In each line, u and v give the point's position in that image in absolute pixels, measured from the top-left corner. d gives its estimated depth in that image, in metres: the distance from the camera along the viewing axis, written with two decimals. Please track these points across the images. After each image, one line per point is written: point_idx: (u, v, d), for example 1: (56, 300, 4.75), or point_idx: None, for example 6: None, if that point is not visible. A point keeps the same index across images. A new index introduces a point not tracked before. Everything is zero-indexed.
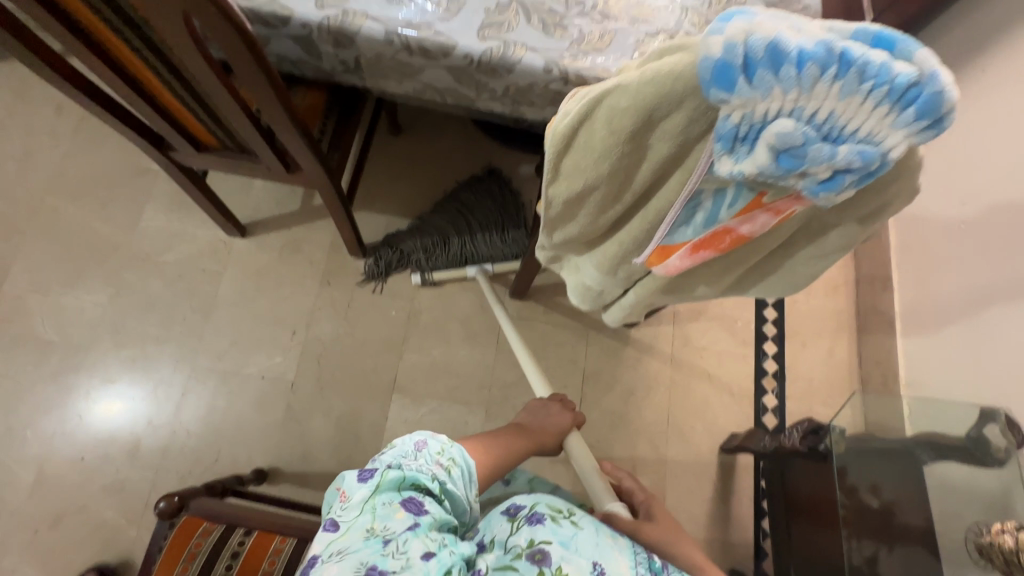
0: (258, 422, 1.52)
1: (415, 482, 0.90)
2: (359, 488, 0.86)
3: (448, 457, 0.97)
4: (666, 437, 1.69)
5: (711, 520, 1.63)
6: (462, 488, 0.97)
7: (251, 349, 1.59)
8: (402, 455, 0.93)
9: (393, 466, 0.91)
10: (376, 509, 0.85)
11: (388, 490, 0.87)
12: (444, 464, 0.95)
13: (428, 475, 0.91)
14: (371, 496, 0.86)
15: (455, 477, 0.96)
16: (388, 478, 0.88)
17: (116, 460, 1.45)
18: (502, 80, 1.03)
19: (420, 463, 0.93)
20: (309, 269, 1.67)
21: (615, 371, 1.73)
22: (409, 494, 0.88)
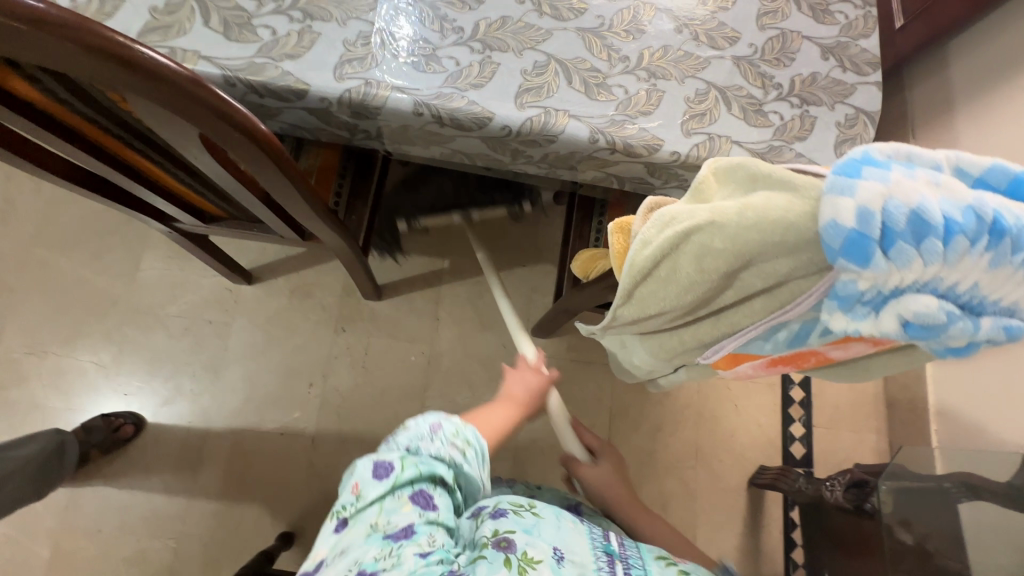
0: (280, 481, 1.47)
1: (429, 474, 0.81)
2: (374, 477, 0.80)
3: (464, 443, 0.86)
4: (695, 472, 1.67)
5: (742, 555, 1.63)
6: (474, 471, 0.86)
7: (267, 404, 1.52)
8: (417, 440, 0.83)
9: (407, 454, 0.82)
10: (387, 500, 0.78)
11: (403, 482, 0.79)
12: (458, 450, 0.85)
13: (442, 466, 0.82)
14: (384, 486, 0.79)
15: (467, 461, 0.85)
16: (403, 472, 0.80)
17: (134, 530, 1.40)
18: (541, 148, 0.94)
19: (436, 452, 0.83)
20: (321, 315, 1.59)
21: (642, 407, 1.69)
22: (421, 487, 0.81)
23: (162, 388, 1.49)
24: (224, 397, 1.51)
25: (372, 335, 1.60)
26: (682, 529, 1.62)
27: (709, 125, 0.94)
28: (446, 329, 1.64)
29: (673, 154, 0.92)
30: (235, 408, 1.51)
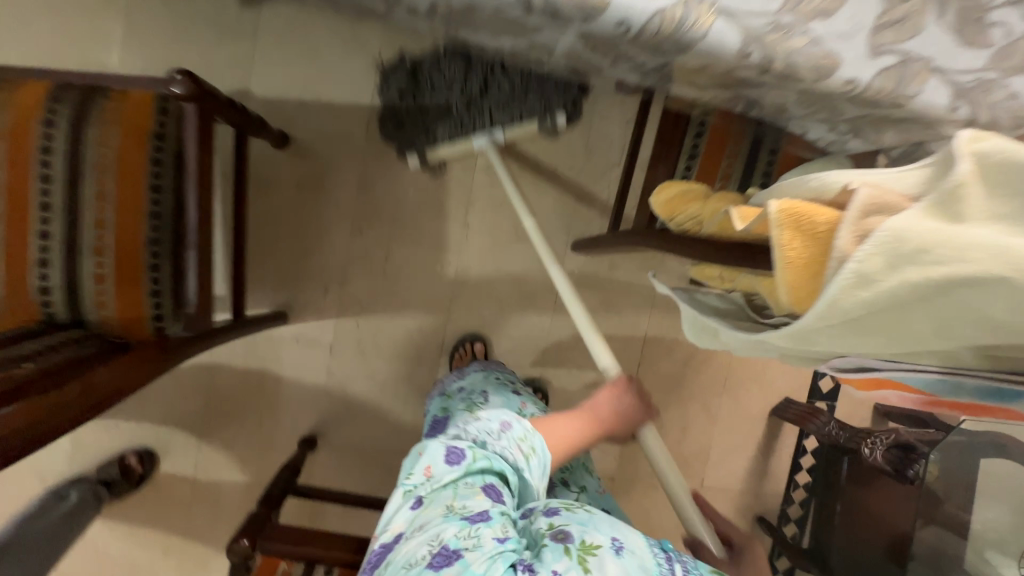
0: (299, 385, 1.43)
1: (500, 463, 0.74)
2: (447, 464, 0.74)
3: (530, 440, 0.77)
4: (720, 399, 1.64)
5: (749, 474, 1.69)
6: (536, 480, 0.75)
7: (280, 309, 1.40)
8: (490, 435, 0.78)
9: (481, 445, 0.76)
10: (459, 484, 0.72)
11: (477, 469, 0.73)
12: (524, 453, 0.75)
13: (513, 463, 0.75)
14: (455, 474, 0.72)
15: (532, 464, 0.75)
16: (475, 460, 0.74)
17: (156, 423, 1.37)
18: (661, 56, 0.68)
19: (505, 445, 0.76)
20: (335, 212, 1.39)
21: (678, 334, 1.59)
22: (493, 476, 0.73)
23: None
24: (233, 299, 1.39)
25: (392, 240, 1.42)
26: (696, 450, 1.65)
27: (906, 40, 0.60)
28: (476, 238, 1.45)
29: (847, 82, 0.65)
30: (245, 312, 1.39)
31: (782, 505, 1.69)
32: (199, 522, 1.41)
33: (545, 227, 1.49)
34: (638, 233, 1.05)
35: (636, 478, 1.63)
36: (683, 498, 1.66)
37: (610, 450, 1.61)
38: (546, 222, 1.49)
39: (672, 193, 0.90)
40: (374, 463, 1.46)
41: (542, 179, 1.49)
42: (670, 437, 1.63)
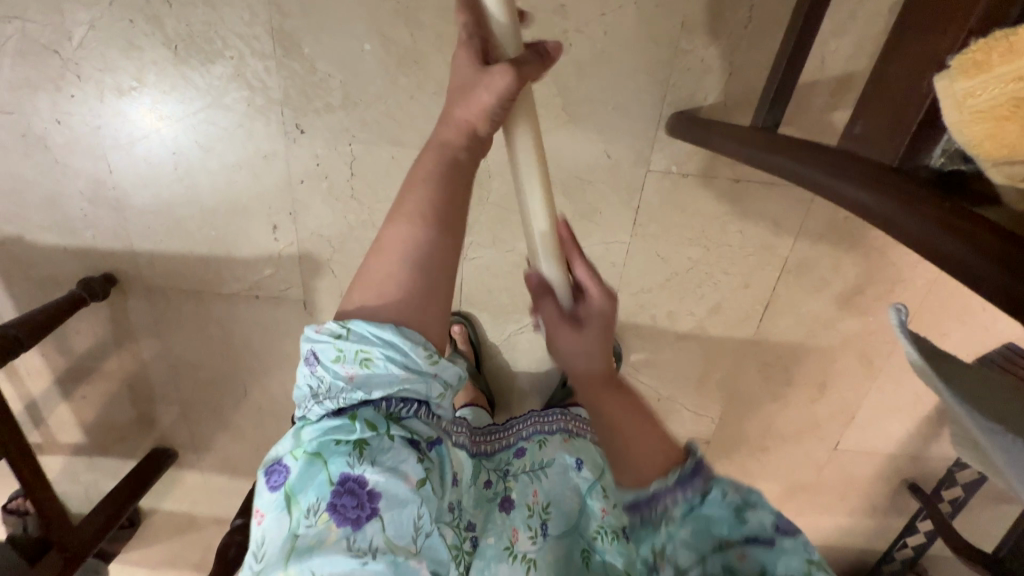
0: (279, 350, 1.07)
1: (337, 440, 0.44)
2: (269, 494, 0.44)
3: (353, 346, 0.44)
4: (891, 348, 1.07)
5: (911, 438, 1.19)
6: (399, 384, 0.44)
7: (220, 257, 0.96)
8: (307, 398, 0.46)
9: (305, 422, 0.46)
10: (296, 521, 0.43)
11: (315, 476, 0.43)
12: (357, 372, 0.44)
13: (352, 417, 0.44)
14: (286, 510, 0.43)
15: (372, 378, 0.44)
16: (301, 467, 0.44)
17: (130, 391, 1.13)
18: None
19: (330, 402, 0.45)
20: (250, 98, 0.82)
21: (839, 258, 0.96)
22: (340, 468, 0.43)
23: (48, 232, 0.93)
24: (151, 246, 0.95)
25: (355, 141, 0.85)
26: (837, 410, 1.15)
27: None
28: None
29: None
30: (174, 263, 0.97)
31: (952, 473, 1.22)
32: (217, 482, 1.27)
33: (618, 91, 0.81)
34: (840, 168, 0.40)
35: (741, 439, 1.20)
36: (806, 461, 1.23)
37: (709, 412, 1.16)
38: (622, 81, 0.81)
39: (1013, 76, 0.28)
40: None
41: None
42: (801, 394, 1.13)
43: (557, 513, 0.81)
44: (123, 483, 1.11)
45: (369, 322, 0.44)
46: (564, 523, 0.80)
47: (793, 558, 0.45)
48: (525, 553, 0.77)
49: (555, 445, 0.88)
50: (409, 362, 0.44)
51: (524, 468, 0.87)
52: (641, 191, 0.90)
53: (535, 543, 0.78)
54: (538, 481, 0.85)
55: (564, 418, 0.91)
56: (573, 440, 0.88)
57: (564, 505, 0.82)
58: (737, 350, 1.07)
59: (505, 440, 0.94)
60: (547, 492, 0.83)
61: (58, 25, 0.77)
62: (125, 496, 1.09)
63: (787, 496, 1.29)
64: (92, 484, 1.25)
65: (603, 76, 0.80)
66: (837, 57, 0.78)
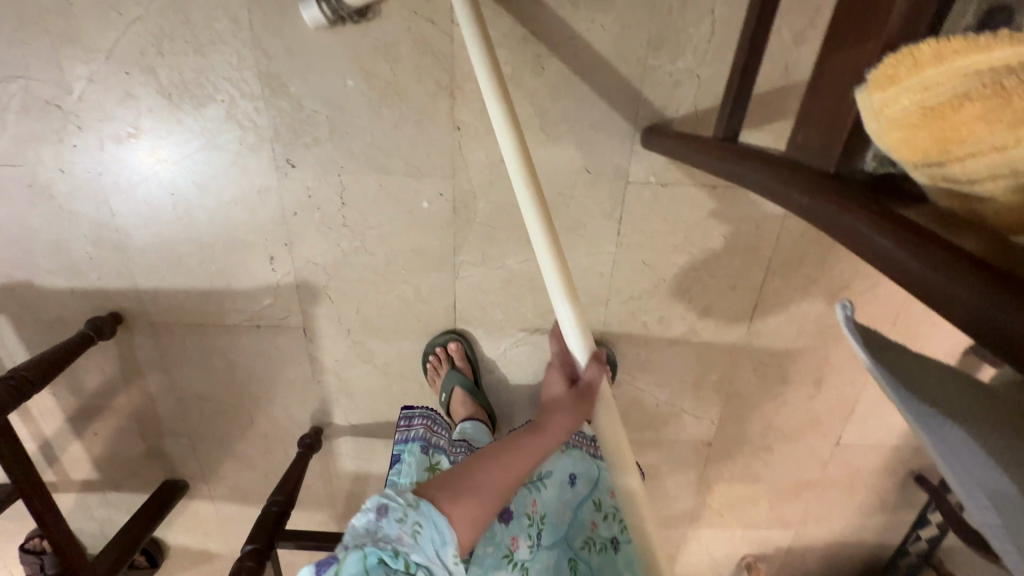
0: (281, 377, 1.09)
1: (381, 566, 0.51)
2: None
3: (416, 515, 0.54)
4: None
5: (912, 428, 1.20)
6: (437, 556, 0.54)
7: (221, 289, 0.99)
8: (357, 533, 0.53)
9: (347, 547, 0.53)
10: None
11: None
12: (408, 538, 0.53)
13: (397, 554, 0.52)
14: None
15: (418, 544, 0.53)
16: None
17: (140, 426, 1.16)
18: None
19: (381, 543, 0.52)
20: (243, 138, 0.86)
21: (822, 254, 0.99)
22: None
23: (56, 275, 0.97)
24: (154, 283, 0.98)
25: (344, 172, 0.88)
26: (835, 405, 1.16)
27: None
28: (477, 147, 0.87)
29: None
30: (176, 298, 1.00)
31: None
32: (228, 511, 1.29)
33: (592, 109, 0.85)
34: (797, 173, 0.42)
35: (742, 439, 1.21)
36: (810, 457, 1.24)
37: (708, 414, 1.17)
38: (595, 100, 0.84)
39: (921, 87, 0.30)
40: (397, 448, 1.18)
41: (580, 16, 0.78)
42: (798, 392, 1.14)
43: (551, 525, 0.82)
44: (137, 515, 1.13)
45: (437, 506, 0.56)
46: (556, 534, 0.82)
47: None
48: (523, 561, 0.78)
49: (554, 453, 0.87)
50: (451, 545, 0.55)
51: (523, 477, 0.85)
52: (622, 202, 0.92)
53: (533, 551, 0.79)
54: (536, 492, 0.83)
55: None
56: (571, 450, 0.86)
57: (557, 518, 0.83)
58: (729, 351, 1.09)
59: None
60: (545, 504, 0.82)
61: (59, 80, 0.82)
62: (139, 528, 1.11)
63: (795, 494, 1.30)
64: (106, 519, 1.28)
65: (576, 96, 0.84)
66: (800, 63, 0.81)
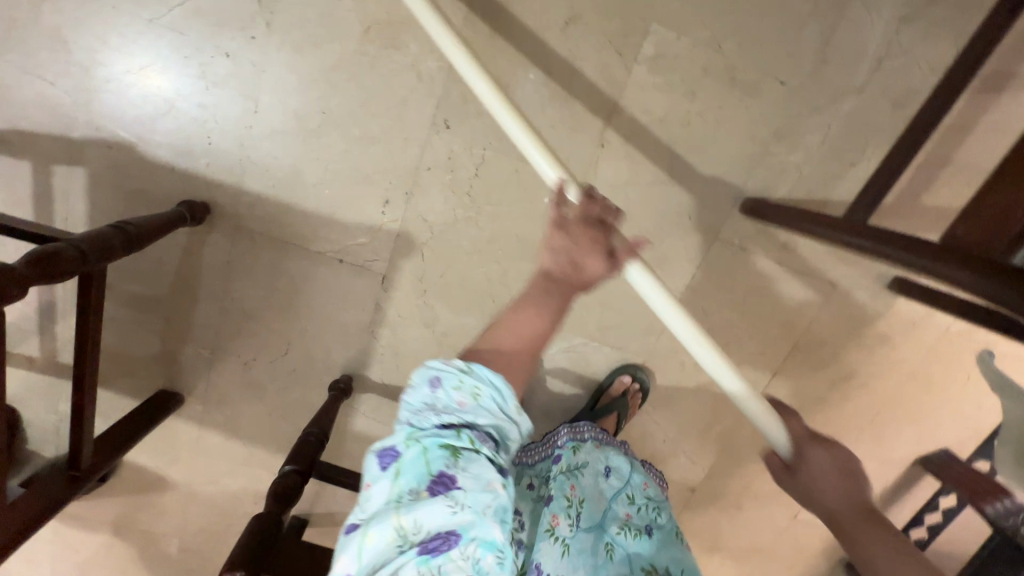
0: (337, 316, 1.10)
1: (442, 444, 0.53)
2: (381, 476, 0.53)
3: (471, 383, 0.56)
4: (859, 436, 1.26)
5: None
6: (496, 419, 0.56)
7: (321, 216, 1.01)
8: (418, 410, 0.56)
9: (414, 427, 0.55)
10: (400, 497, 0.51)
11: (419, 466, 0.52)
12: (467, 400, 0.55)
13: (460, 432, 0.55)
14: (391, 483, 0.52)
15: (479, 409, 0.56)
16: (410, 455, 0.53)
17: (163, 324, 1.10)
18: None
19: (441, 415, 0.55)
20: (415, 86, 0.93)
21: (838, 347, 1.17)
22: (439, 464, 0.52)
23: (165, 147, 0.96)
24: (259, 188, 0.99)
25: (489, 148, 0.97)
26: None
27: None
28: (610, 167, 0.99)
29: None
30: (272, 209, 1.00)
31: None
32: (210, 440, 1.21)
33: (712, 169, 0.99)
34: (953, 259, 0.58)
35: (719, 492, 1.34)
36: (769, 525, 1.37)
37: (702, 462, 1.29)
38: (717, 163, 0.99)
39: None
40: None
41: (733, 93, 0.94)
42: None
43: (588, 510, 0.86)
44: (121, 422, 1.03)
45: (489, 373, 0.57)
46: (592, 518, 0.85)
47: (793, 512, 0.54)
48: (564, 537, 0.82)
49: (588, 449, 0.96)
50: (503, 405, 0.57)
51: (560, 468, 0.92)
52: (704, 252, 1.06)
53: (572, 530, 0.82)
54: (575, 478, 0.90)
55: (592, 428, 1.01)
56: (603, 446, 0.98)
57: (594, 505, 0.87)
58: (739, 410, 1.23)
59: (544, 451, 1.00)
60: (583, 489, 0.89)
61: None
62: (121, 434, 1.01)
63: (745, 560, 1.41)
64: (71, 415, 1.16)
65: (704, 153, 0.98)
66: None
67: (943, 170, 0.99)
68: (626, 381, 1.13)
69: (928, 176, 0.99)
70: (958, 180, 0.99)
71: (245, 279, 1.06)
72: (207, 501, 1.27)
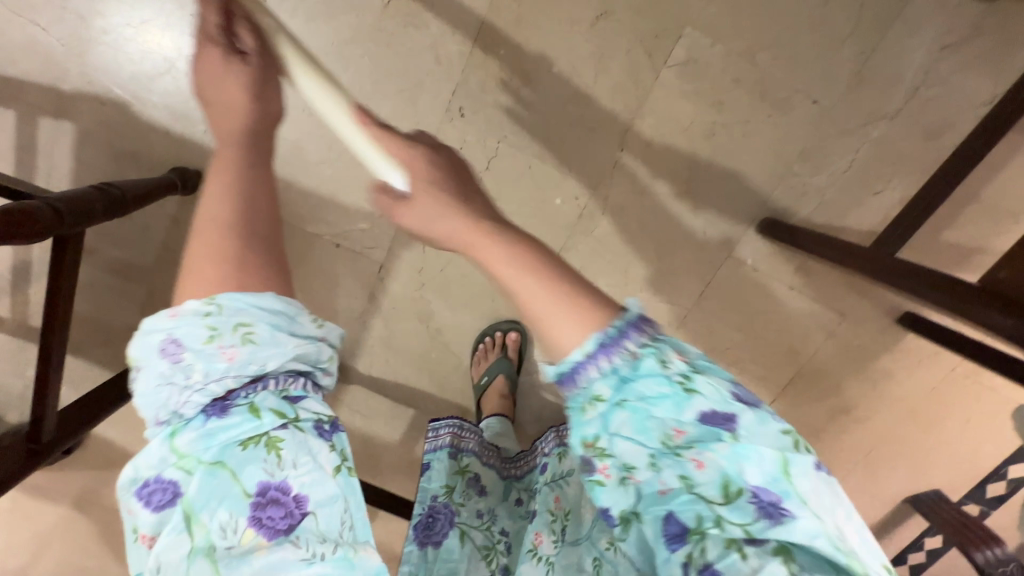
0: (327, 303, 1.05)
1: (239, 446, 0.42)
2: (156, 517, 0.40)
3: (229, 324, 0.42)
4: (851, 469, 1.24)
5: None
6: (290, 355, 0.44)
7: (322, 196, 0.96)
8: (176, 408, 0.42)
9: (176, 430, 0.42)
10: (206, 537, 0.40)
11: (223, 490, 0.40)
12: (238, 351, 0.42)
13: (253, 409, 0.43)
14: (188, 532, 0.40)
15: (257, 354, 0.42)
16: (198, 482, 0.40)
17: (146, 295, 1.05)
18: None
19: (209, 390, 0.41)
20: (433, 70, 0.89)
21: (842, 379, 1.14)
22: (249, 484, 0.41)
23: (162, 109, 0.90)
24: None
25: (504, 141, 0.93)
26: None
27: None
28: (627, 173, 0.95)
29: None
30: None
31: None
32: None
33: (733, 185, 0.95)
34: (995, 304, 0.54)
35: None
36: None
37: None
38: (739, 179, 0.95)
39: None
40: (401, 415, 1.15)
41: (762, 108, 0.90)
42: None
43: (574, 522, 0.79)
44: (90, 394, 0.97)
45: (242, 296, 0.43)
46: (578, 532, 0.77)
47: (762, 459, 0.36)
48: (547, 556, 0.75)
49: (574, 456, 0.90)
50: (297, 327, 0.45)
51: (546, 481, 0.88)
52: (715, 270, 1.03)
53: (556, 547, 0.76)
54: (560, 490, 0.85)
55: None
56: None
57: (581, 516, 0.80)
58: None
59: (531, 463, 0.96)
60: (569, 500, 0.83)
61: None
62: (89, 407, 0.95)
63: None
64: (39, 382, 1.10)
65: (726, 168, 0.94)
66: None
67: (968, 208, 0.96)
68: None
69: (952, 212, 0.96)
70: (981, 219, 0.96)
71: None
72: None
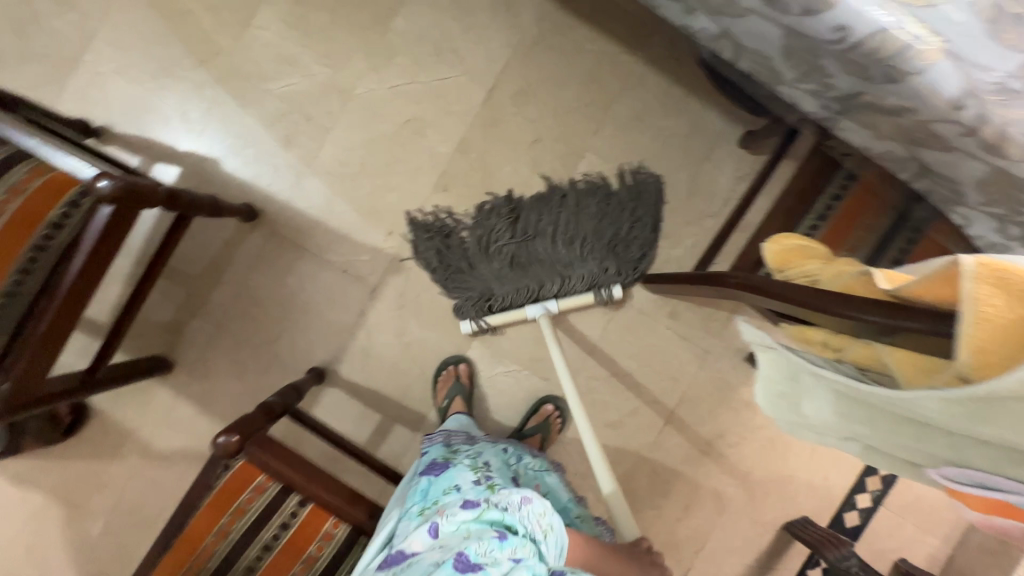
0: (325, 316, 1.38)
1: (507, 523, 0.74)
2: (461, 509, 0.75)
3: (552, 522, 0.76)
4: (734, 492, 1.51)
5: None
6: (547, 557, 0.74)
7: (340, 235, 1.37)
8: (511, 498, 0.77)
9: (496, 503, 0.76)
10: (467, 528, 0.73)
11: (488, 516, 0.74)
12: (539, 524, 0.75)
13: (520, 532, 0.73)
14: (467, 517, 0.74)
15: (544, 536, 0.74)
16: (488, 511, 0.74)
17: (185, 298, 1.36)
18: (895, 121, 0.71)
19: (514, 508, 0.75)
20: (428, 161, 1.38)
21: (715, 407, 1.49)
22: (497, 527, 0.73)
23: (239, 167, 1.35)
24: (298, 208, 1.36)
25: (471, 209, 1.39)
26: (692, 535, 1.52)
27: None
28: None
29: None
30: (303, 224, 1.36)
31: None
32: (181, 412, 1.37)
33: None
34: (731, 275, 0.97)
35: None
36: None
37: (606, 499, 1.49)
38: None
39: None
40: (368, 417, 1.40)
41: None
42: (671, 509, 1.51)
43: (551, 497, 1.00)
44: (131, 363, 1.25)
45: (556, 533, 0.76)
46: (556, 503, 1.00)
47: None
48: None
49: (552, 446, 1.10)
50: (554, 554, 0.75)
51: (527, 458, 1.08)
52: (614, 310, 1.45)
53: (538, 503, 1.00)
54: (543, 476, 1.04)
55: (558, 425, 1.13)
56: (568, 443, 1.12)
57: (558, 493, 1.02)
58: (637, 451, 1.49)
59: None
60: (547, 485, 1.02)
61: (352, 82, 1.36)
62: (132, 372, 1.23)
63: None
64: (66, 364, 1.33)
65: None
66: None
67: None
68: (549, 409, 1.39)
69: None
70: None
71: (267, 272, 1.37)
72: (153, 474, 1.37)
